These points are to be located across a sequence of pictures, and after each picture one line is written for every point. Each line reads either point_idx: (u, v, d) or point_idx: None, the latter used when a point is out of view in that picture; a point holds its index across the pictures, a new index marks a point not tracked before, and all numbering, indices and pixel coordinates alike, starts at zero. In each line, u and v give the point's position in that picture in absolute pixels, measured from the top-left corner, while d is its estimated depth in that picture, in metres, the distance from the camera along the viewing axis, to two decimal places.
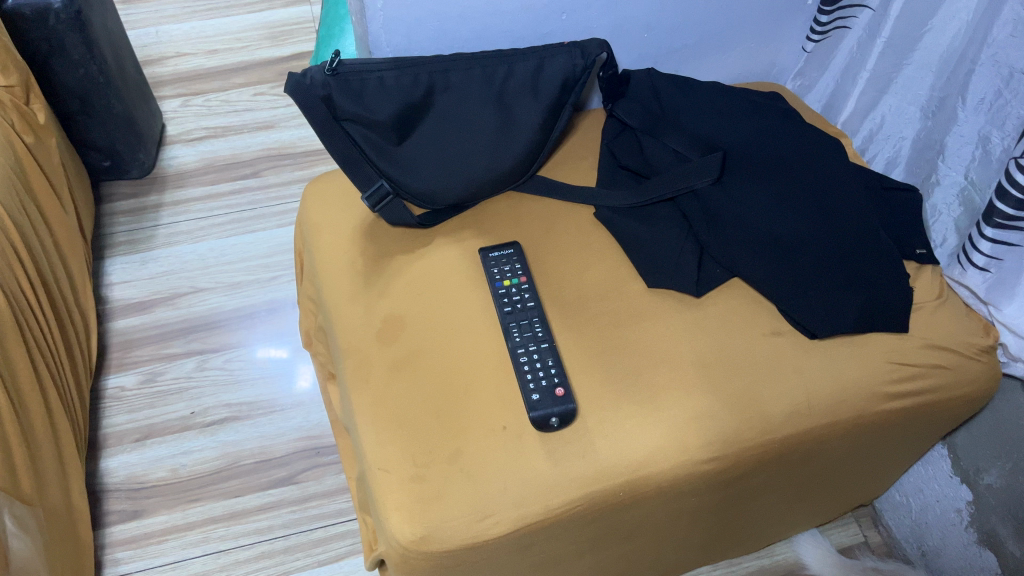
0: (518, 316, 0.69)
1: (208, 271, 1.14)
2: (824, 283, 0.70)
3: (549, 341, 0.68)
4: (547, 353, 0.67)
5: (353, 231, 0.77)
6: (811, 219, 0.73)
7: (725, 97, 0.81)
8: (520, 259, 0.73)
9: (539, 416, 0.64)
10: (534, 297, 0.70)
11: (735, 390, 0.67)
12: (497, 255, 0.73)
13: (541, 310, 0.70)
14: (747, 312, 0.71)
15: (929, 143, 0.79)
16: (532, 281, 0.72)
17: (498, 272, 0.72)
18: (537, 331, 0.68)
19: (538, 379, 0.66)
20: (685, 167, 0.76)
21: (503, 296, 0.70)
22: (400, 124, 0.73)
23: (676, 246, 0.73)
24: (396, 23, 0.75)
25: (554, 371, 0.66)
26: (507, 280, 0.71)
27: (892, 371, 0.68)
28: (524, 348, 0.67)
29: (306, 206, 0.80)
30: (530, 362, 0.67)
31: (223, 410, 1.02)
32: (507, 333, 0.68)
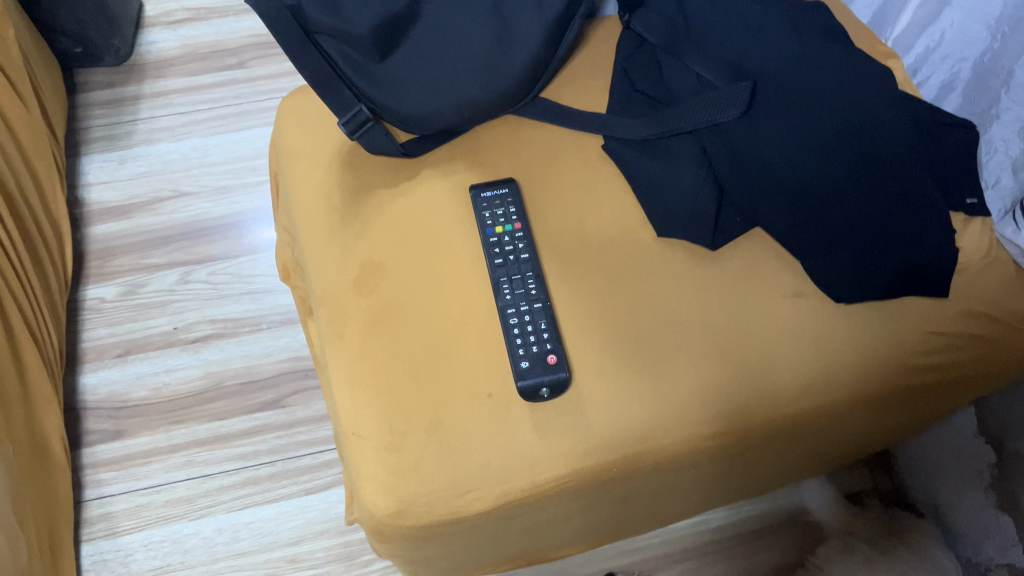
0: (509, 269, 0.62)
1: (192, 172, 1.07)
2: (857, 241, 0.62)
3: (543, 301, 0.61)
4: (540, 314, 0.60)
5: (330, 158, 0.69)
6: (849, 163, 0.63)
7: (762, 7, 0.70)
8: (515, 201, 0.65)
9: (528, 388, 0.58)
10: (528, 247, 0.63)
11: (747, 361, 0.60)
12: (490, 196, 0.65)
13: (536, 262, 0.62)
14: (768, 271, 0.64)
15: (993, 68, 0.69)
16: (528, 227, 0.64)
17: (489, 216, 0.64)
18: (530, 288, 0.61)
19: (528, 344, 0.59)
20: (708, 97, 0.66)
21: (494, 246, 0.62)
22: (382, 37, 0.63)
23: (693, 189, 0.65)
24: None
25: (548, 335, 0.59)
26: (500, 226, 0.63)
27: (921, 341, 0.61)
28: (515, 309, 0.60)
29: (281, 125, 0.72)
30: (522, 325, 0.60)
31: (208, 326, 0.97)
32: (497, 289, 0.61)
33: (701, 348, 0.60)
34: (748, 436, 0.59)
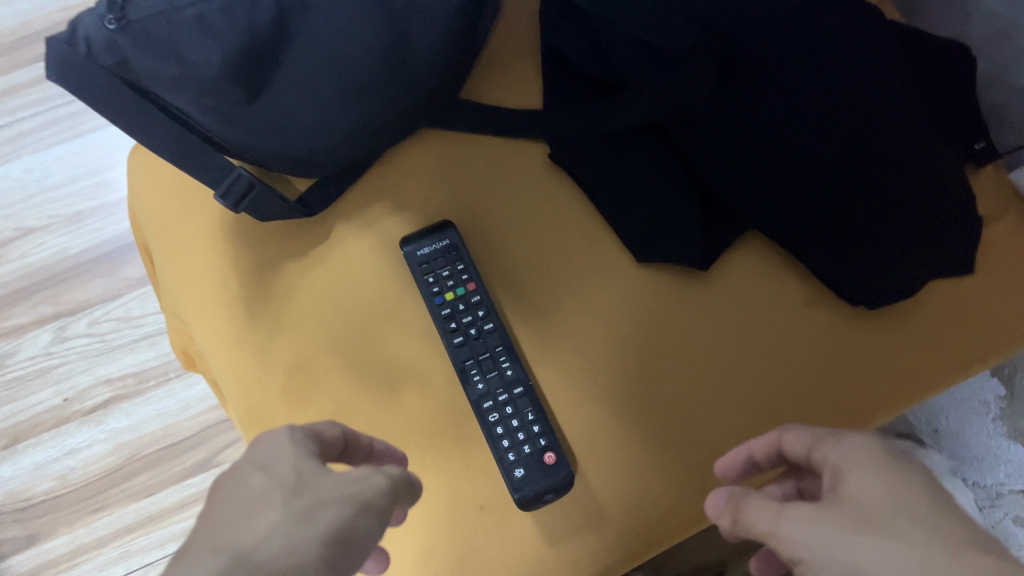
0: (473, 349, 0.50)
1: (35, 202, 0.88)
2: (882, 233, 0.51)
3: (524, 383, 0.49)
4: (522, 401, 0.49)
5: (213, 228, 0.54)
6: (871, 135, 0.50)
7: None
8: (460, 253, 0.52)
9: (527, 500, 0.47)
10: (489, 313, 0.51)
11: (768, 402, 0.51)
12: (428, 251, 0.52)
13: (501, 331, 0.50)
14: (772, 282, 0.54)
15: None
16: (482, 285, 0.51)
17: (433, 281, 0.51)
18: (503, 369, 0.49)
19: (518, 445, 0.48)
20: (668, 77, 0.52)
21: (450, 321, 0.50)
22: (245, 78, 0.47)
23: (671, 202, 0.53)
24: None
25: (538, 429, 0.48)
26: (450, 292, 0.51)
27: (952, 331, 0.54)
28: (491, 401, 0.49)
29: (140, 191, 0.57)
30: (504, 421, 0.48)
31: (104, 388, 0.83)
32: (464, 379, 0.49)
33: (715, 396, 0.51)
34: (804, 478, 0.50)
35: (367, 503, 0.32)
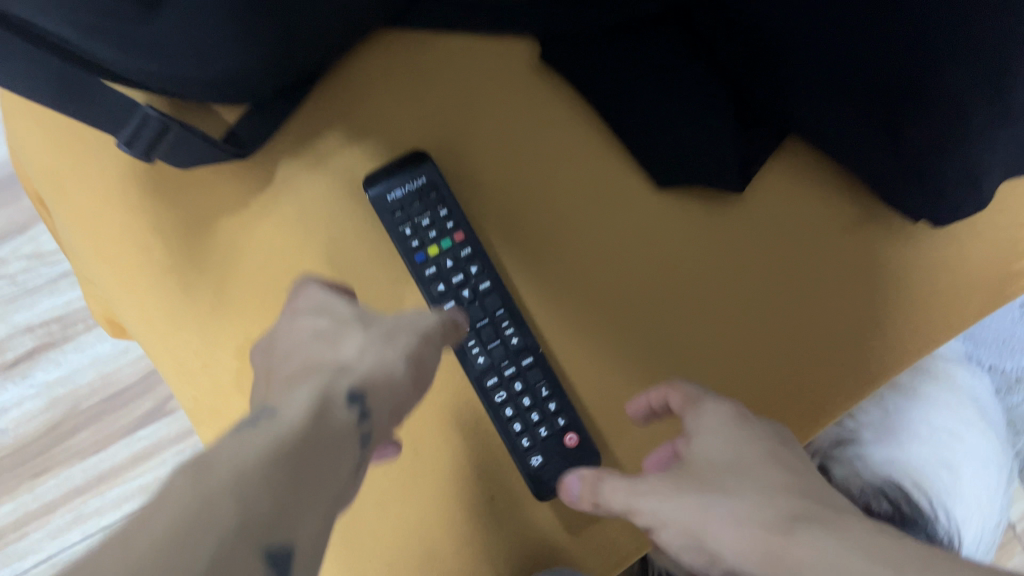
0: (469, 316, 0.41)
1: None
2: (964, 147, 0.41)
3: (534, 353, 0.41)
4: (533, 374, 0.41)
5: (122, 177, 0.43)
6: (998, 26, 0.37)
7: None
8: (442, 195, 0.42)
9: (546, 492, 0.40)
10: (484, 268, 0.42)
11: (810, 338, 0.44)
12: (401, 196, 0.41)
13: (501, 290, 0.42)
14: (806, 197, 0.45)
15: None
16: (471, 233, 0.42)
17: (412, 233, 0.41)
18: (507, 336, 0.41)
19: (532, 428, 0.40)
20: None
21: (436, 281, 0.41)
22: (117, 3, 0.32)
23: (697, 108, 0.43)
24: None
25: (555, 407, 0.41)
26: (433, 246, 0.41)
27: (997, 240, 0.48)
28: (497, 379, 0.40)
29: (24, 135, 0.45)
30: (514, 401, 0.40)
31: (24, 338, 0.72)
32: (461, 354, 0.41)
33: (752, 339, 0.44)
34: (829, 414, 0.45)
35: (426, 334, 0.34)
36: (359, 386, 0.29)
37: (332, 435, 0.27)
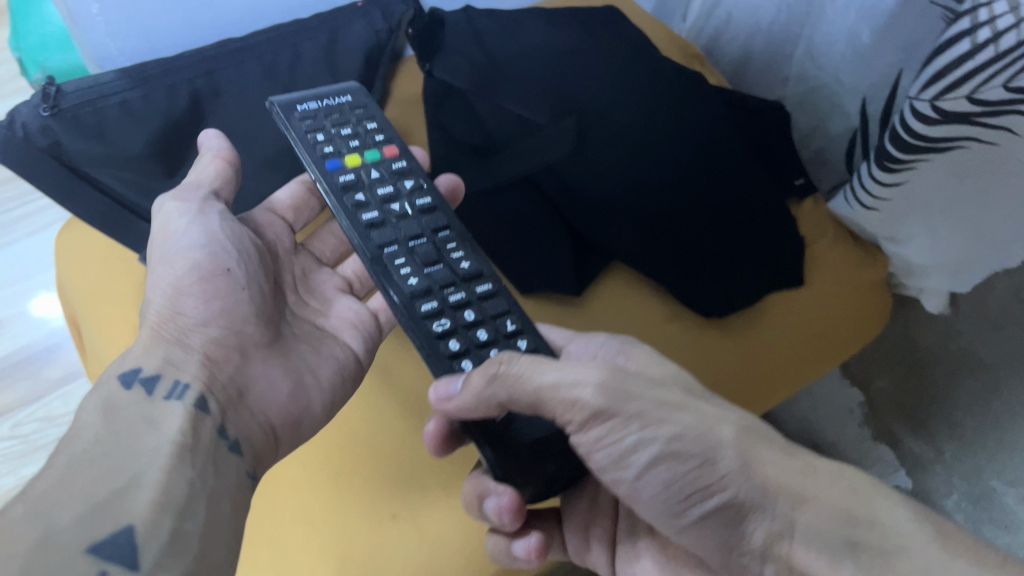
0: (404, 238, 0.46)
1: None
2: (725, 253, 0.61)
3: (481, 273, 0.46)
4: (490, 306, 0.45)
5: (139, 280, 0.60)
6: (707, 177, 0.62)
7: (556, 28, 0.67)
8: (367, 113, 0.51)
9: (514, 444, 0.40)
10: (421, 189, 0.49)
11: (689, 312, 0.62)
12: (314, 106, 0.50)
13: (433, 216, 0.48)
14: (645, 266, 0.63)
15: (786, 37, 0.71)
16: (399, 150, 0.50)
17: (326, 137, 0.49)
18: (457, 262, 0.46)
19: (467, 334, 0.43)
20: (536, 138, 0.61)
21: (370, 181, 0.48)
22: (164, 149, 0.55)
23: (552, 249, 0.61)
24: (128, 27, 0.53)
25: (517, 333, 0.44)
26: (352, 156, 0.49)
27: (791, 332, 0.62)
28: (439, 308, 0.43)
29: (65, 269, 0.63)
30: (465, 333, 0.43)
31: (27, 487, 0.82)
32: (398, 274, 0.44)
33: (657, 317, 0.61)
34: (720, 351, 0.61)
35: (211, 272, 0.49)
36: (150, 372, 0.45)
37: (176, 352, 0.46)
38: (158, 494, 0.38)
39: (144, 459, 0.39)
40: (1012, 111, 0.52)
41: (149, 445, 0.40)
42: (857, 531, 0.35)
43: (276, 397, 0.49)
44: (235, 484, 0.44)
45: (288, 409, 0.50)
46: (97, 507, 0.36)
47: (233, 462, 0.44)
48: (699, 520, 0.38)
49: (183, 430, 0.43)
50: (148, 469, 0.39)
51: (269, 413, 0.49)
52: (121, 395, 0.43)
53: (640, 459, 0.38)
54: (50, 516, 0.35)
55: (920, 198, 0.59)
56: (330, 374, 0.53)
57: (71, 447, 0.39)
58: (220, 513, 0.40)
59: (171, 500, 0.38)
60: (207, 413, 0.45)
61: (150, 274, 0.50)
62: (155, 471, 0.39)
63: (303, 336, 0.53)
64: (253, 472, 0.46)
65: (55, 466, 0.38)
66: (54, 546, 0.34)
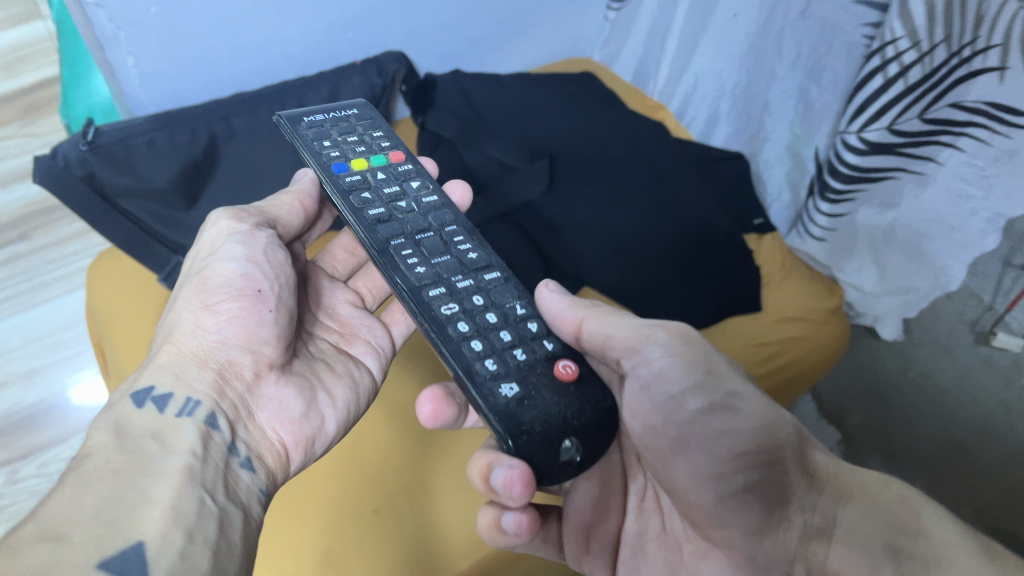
0: (410, 232, 0.52)
1: None
2: (689, 275, 0.67)
3: (489, 262, 0.52)
4: (499, 293, 0.50)
5: (157, 304, 0.67)
6: (671, 209, 0.69)
7: (538, 89, 0.75)
8: (373, 125, 0.59)
9: (508, 418, 0.43)
10: (426, 189, 0.56)
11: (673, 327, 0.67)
12: (321, 117, 0.57)
13: (438, 214, 0.54)
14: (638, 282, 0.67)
15: (749, 97, 0.78)
16: (401, 155, 0.58)
17: (335, 144, 0.56)
18: (463, 252, 0.52)
19: (475, 315, 0.48)
20: (513, 177, 0.68)
21: (376, 181, 0.55)
22: (186, 184, 0.63)
23: (524, 274, 0.65)
24: (157, 78, 0.62)
25: (527, 318, 0.49)
26: (359, 158, 0.56)
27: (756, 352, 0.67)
28: (445, 293, 0.48)
29: (94, 296, 0.70)
30: (471, 314, 0.48)
31: None
32: (404, 262, 0.49)
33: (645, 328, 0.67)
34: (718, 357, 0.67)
35: (240, 289, 0.47)
36: (175, 396, 0.44)
37: (197, 369, 0.45)
38: (168, 510, 0.37)
39: (155, 477, 0.39)
40: (934, 142, 0.58)
41: (159, 465, 0.40)
42: (887, 528, 0.36)
43: (289, 414, 0.48)
44: (245, 503, 0.43)
45: (301, 427, 0.49)
46: (108, 526, 0.35)
47: (244, 479, 0.44)
48: (739, 492, 0.40)
49: (194, 446, 0.42)
50: (157, 486, 0.38)
51: (280, 430, 0.48)
52: (131, 414, 0.43)
53: (695, 399, 0.43)
54: (61, 538, 0.34)
55: (865, 227, 0.67)
56: (342, 394, 0.52)
57: (83, 465, 0.38)
58: (231, 532, 0.40)
59: (181, 517, 0.38)
60: (217, 430, 0.44)
61: (180, 292, 0.50)
62: (165, 487, 0.38)
63: (320, 356, 0.53)
64: (265, 491, 0.45)
65: (65, 485, 0.37)
66: (65, 566, 0.33)
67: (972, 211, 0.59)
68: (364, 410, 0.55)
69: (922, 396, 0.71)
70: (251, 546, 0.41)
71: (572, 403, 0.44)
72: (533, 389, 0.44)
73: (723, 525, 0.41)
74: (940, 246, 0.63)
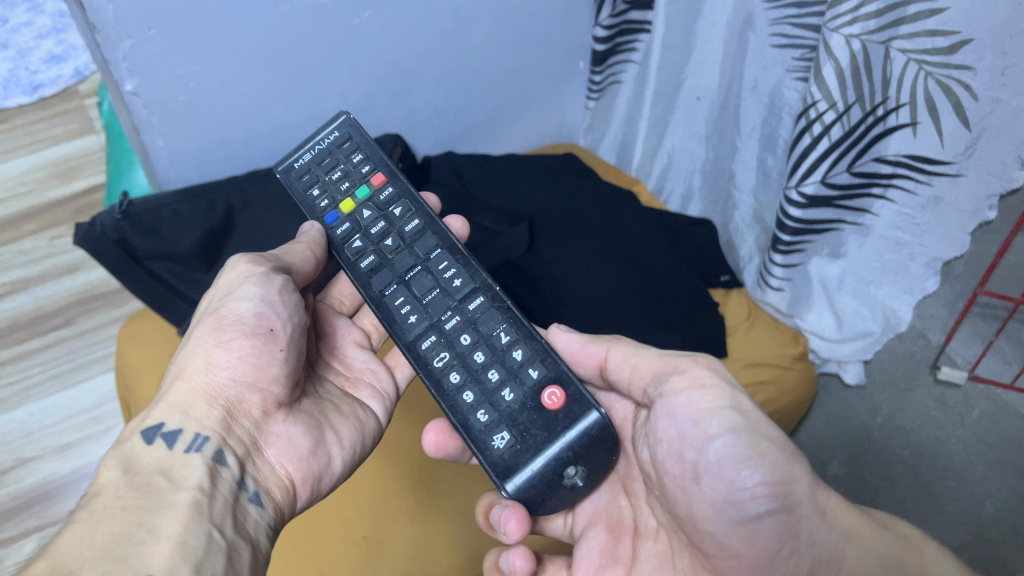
0: (400, 275, 0.55)
1: (32, 438, 1.03)
2: (658, 319, 0.73)
3: (476, 287, 0.54)
4: (485, 322, 0.52)
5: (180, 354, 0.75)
6: (644, 266, 0.76)
7: (523, 166, 0.84)
8: (355, 143, 0.61)
9: (505, 470, 0.47)
10: (409, 213, 0.58)
11: None
12: (308, 158, 0.61)
13: (423, 240, 0.56)
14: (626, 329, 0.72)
15: (717, 171, 0.85)
16: (385, 177, 0.59)
17: (320, 188, 0.60)
18: (450, 280, 0.54)
19: (466, 357, 0.52)
20: (497, 241, 0.75)
21: (363, 221, 0.58)
22: (206, 249, 0.71)
23: None
24: (183, 157, 0.72)
25: (512, 346, 0.51)
26: (345, 199, 0.59)
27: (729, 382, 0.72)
28: (436, 341, 0.52)
29: (124, 352, 0.78)
30: (462, 359, 0.52)
31: None
32: (397, 315, 0.54)
33: None
34: None
35: (254, 330, 0.49)
36: (179, 429, 0.46)
37: (200, 403, 0.47)
38: (175, 545, 0.40)
39: (161, 513, 0.41)
40: (865, 194, 0.65)
41: (168, 501, 0.42)
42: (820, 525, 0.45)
43: (296, 451, 0.50)
44: (253, 536, 0.45)
45: (306, 464, 0.50)
46: (117, 563, 0.38)
47: (252, 513, 0.46)
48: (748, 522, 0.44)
49: (202, 482, 0.44)
50: (165, 521, 0.41)
51: (288, 466, 0.49)
52: (141, 452, 0.45)
53: (717, 433, 0.44)
54: (71, 574, 0.37)
55: (818, 275, 0.73)
56: (349, 434, 0.54)
57: (94, 503, 0.41)
58: (239, 565, 0.42)
59: (189, 551, 0.40)
60: (225, 466, 0.46)
61: (196, 327, 0.51)
62: (172, 522, 0.41)
63: (327, 397, 0.55)
64: (273, 525, 0.47)
65: (76, 521, 0.40)
66: None
67: (910, 256, 0.66)
68: (369, 450, 0.56)
69: (893, 437, 0.74)
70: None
71: (561, 440, 0.47)
72: (524, 432, 0.48)
73: (733, 554, 0.45)
74: (888, 290, 0.69)
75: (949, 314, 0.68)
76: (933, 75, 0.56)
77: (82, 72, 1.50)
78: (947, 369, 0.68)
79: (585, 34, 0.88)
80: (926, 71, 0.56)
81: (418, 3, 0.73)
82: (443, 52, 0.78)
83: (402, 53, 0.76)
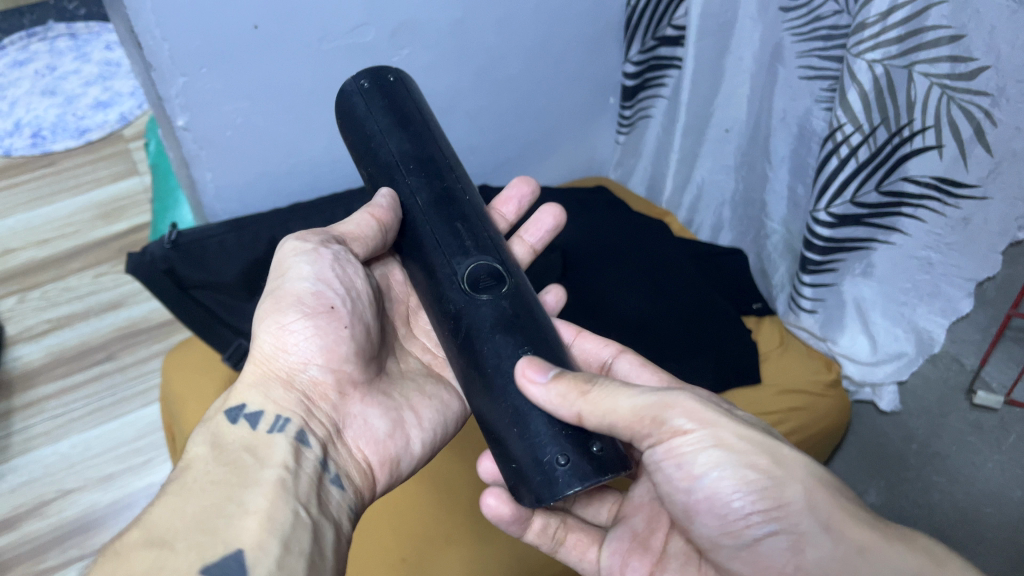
0: None
1: (74, 469, 1.04)
2: (694, 339, 0.74)
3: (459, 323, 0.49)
4: None
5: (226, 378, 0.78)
6: (676, 291, 0.77)
7: (555, 197, 0.87)
8: None
9: None
10: None
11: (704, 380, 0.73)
12: None
13: None
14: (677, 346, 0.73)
15: (748, 201, 0.86)
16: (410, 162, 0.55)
17: None
18: None
19: None
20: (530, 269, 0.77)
21: None
22: (250, 280, 0.73)
23: None
24: (228, 190, 0.75)
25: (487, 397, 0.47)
26: None
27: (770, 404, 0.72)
28: None
29: (169, 380, 0.81)
30: None
31: None
32: None
33: None
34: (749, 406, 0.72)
35: (318, 311, 0.50)
36: (254, 412, 0.48)
37: (279, 387, 0.49)
38: (264, 520, 0.41)
39: (250, 488, 0.42)
40: (894, 213, 0.66)
41: (254, 477, 0.43)
42: None
43: (373, 434, 0.52)
44: (336, 517, 0.46)
45: (384, 446, 0.52)
46: (209, 534, 0.40)
47: (335, 495, 0.47)
48: None
49: (286, 461, 0.45)
50: (254, 497, 0.42)
51: (366, 450, 0.51)
52: (226, 430, 0.47)
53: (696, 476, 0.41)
54: (166, 544, 0.39)
55: (852, 297, 0.74)
56: (430, 415, 0.55)
57: (185, 477, 0.43)
58: (322, 545, 0.43)
59: (276, 527, 0.41)
60: (307, 446, 0.47)
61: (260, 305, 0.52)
62: (259, 498, 0.42)
63: (409, 380, 0.57)
64: (354, 507, 0.49)
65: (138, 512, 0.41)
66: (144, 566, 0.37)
67: (941, 275, 0.66)
68: (452, 434, 0.58)
69: (928, 465, 0.74)
70: (339, 555, 0.45)
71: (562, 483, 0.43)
72: None
73: None
74: (922, 311, 0.69)
75: (983, 338, 0.68)
76: (955, 101, 0.58)
77: (127, 118, 1.56)
78: (982, 394, 0.68)
79: (614, 71, 0.91)
80: (949, 96, 0.58)
81: (454, 42, 0.76)
82: (477, 89, 0.81)
83: (439, 89, 0.79)
